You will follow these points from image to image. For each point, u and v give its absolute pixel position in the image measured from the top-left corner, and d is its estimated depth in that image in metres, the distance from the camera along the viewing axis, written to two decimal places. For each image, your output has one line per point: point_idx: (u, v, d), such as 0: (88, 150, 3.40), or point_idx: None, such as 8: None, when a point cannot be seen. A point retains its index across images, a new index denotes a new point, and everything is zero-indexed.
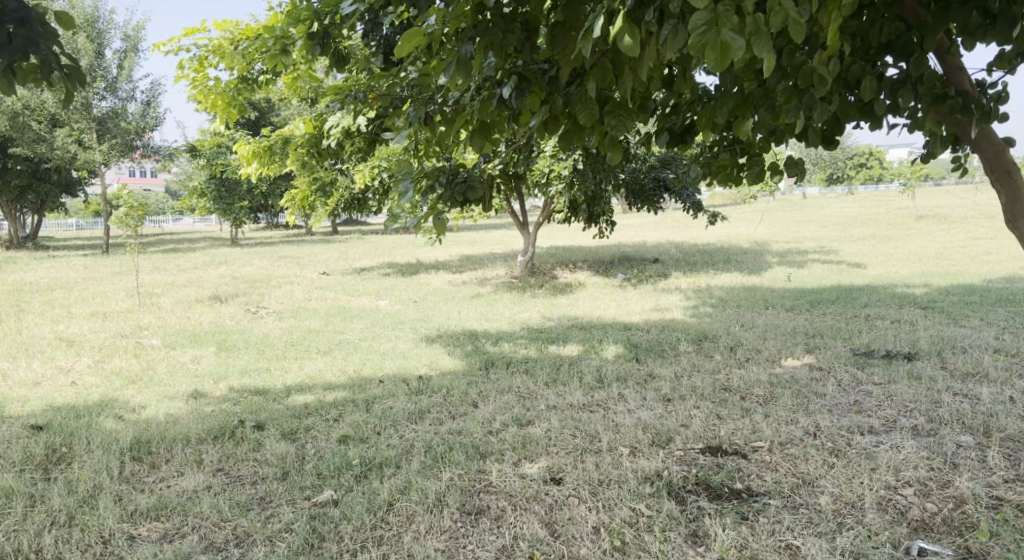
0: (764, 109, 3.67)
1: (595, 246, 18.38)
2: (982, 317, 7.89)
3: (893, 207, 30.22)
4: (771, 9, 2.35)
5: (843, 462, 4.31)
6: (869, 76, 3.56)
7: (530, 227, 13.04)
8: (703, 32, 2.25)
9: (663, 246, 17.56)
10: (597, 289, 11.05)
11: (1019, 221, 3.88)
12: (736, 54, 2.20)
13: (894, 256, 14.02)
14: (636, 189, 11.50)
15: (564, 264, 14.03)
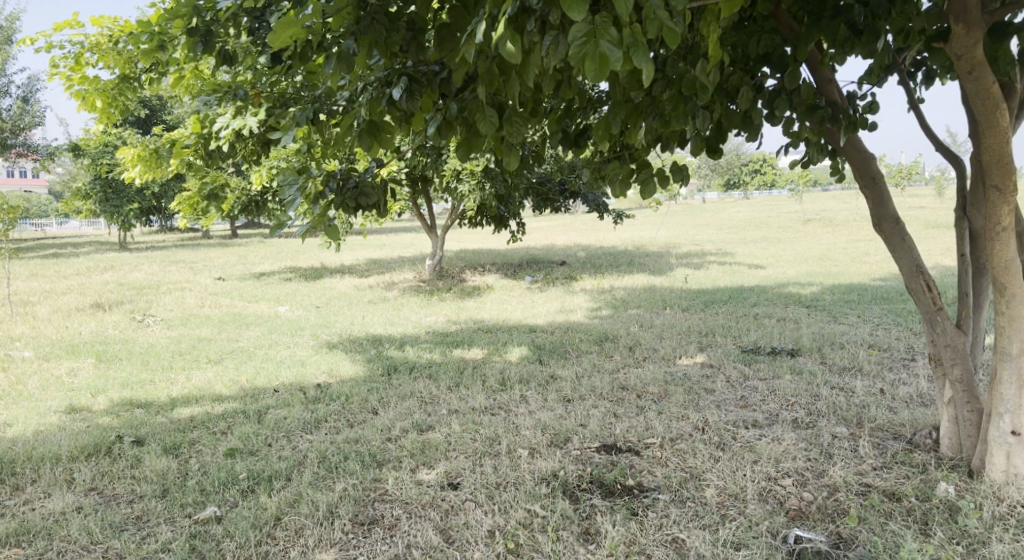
0: (652, 118, 3.74)
1: (502, 248, 18.51)
2: (860, 314, 8.41)
3: (783, 211, 31.70)
4: (648, 22, 2.42)
5: (727, 456, 4.50)
6: (747, 86, 3.70)
7: (437, 229, 13.00)
8: (582, 43, 2.30)
9: (570, 249, 17.83)
10: (502, 292, 11.12)
11: (885, 223, 4.29)
12: (615, 65, 2.26)
13: (784, 258, 14.72)
14: (542, 192, 11.65)
15: (471, 267, 14.05)
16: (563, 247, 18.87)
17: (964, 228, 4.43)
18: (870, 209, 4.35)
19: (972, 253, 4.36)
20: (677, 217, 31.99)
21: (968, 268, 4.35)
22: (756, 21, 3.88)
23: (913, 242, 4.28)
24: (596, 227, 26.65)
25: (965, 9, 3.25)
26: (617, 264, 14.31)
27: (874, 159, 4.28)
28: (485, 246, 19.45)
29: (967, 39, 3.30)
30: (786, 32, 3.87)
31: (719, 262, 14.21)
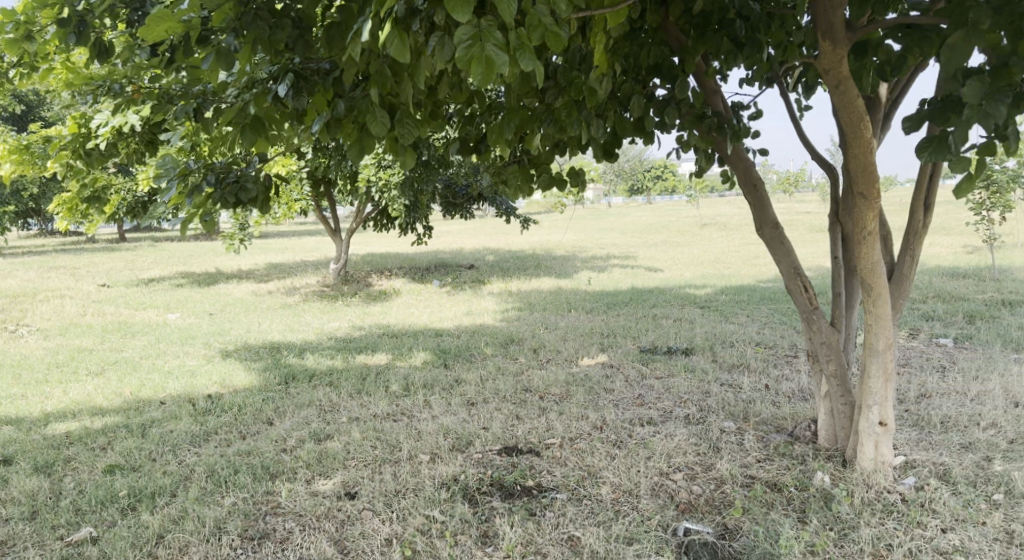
0: (548, 123, 3.77)
1: (409, 252, 18.36)
2: (749, 314, 8.78)
3: (681, 216, 32.73)
4: (532, 26, 2.46)
5: (623, 453, 4.61)
6: (638, 95, 3.78)
7: (340, 233, 12.75)
8: (468, 46, 2.31)
9: (477, 253, 17.84)
10: (408, 296, 11.02)
11: (766, 228, 4.50)
12: (502, 68, 2.27)
13: (682, 260, 15.21)
14: (450, 197, 11.62)
15: (376, 271, 13.88)
16: (471, 250, 18.91)
17: (836, 234, 4.69)
18: (752, 214, 4.55)
19: (844, 256, 4.63)
20: (581, 221, 32.52)
21: (840, 270, 4.61)
22: (647, 31, 4.00)
23: (791, 245, 4.51)
24: (501, 231, 26.81)
25: (832, 26, 3.47)
26: (524, 267, 14.44)
27: (755, 166, 4.48)
28: (392, 250, 19.26)
29: (834, 54, 3.51)
30: (675, 44, 4.00)
31: (621, 265, 14.54)
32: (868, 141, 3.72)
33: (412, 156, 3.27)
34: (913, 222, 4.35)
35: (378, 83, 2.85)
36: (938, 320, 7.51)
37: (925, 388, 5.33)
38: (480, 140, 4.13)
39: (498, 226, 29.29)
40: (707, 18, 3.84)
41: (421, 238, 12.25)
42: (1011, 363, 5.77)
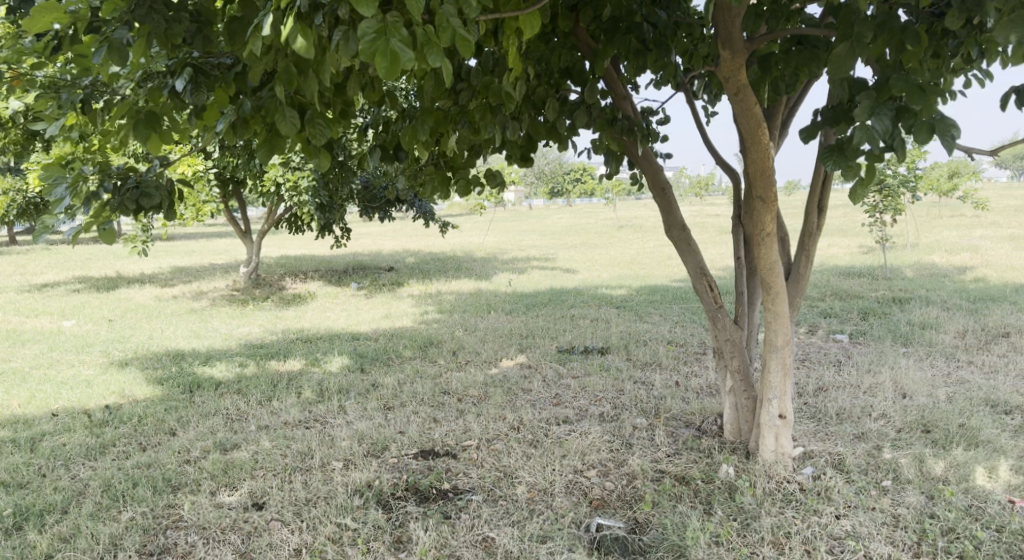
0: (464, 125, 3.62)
1: (326, 254, 18.05)
2: (662, 314, 8.98)
3: (599, 218, 33.24)
4: (441, 25, 2.24)
5: (539, 452, 4.64)
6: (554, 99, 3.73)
7: (252, 235, 12.41)
8: (370, 40, 2.08)
9: (397, 255, 17.66)
10: (324, 299, 10.82)
11: (674, 230, 4.61)
12: (408, 65, 2.06)
13: (600, 261, 15.44)
14: (368, 198, 11.35)
15: (291, 274, 13.59)
16: (392, 252, 18.75)
17: (738, 235, 4.84)
18: (661, 215, 4.66)
19: (746, 256, 4.78)
20: (500, 223, 32.64)
21: (743, 270, 4.76)
22: (557, 35, 3.98)
23: (697, 246, 4.64)
24: (419, 232, 26.65)
25: (730, 35, 3.59)
26: (444, 268, 14.39)
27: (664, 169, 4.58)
28: (309, 252, 18.90)
29: (733, 62, 3.62)
30: (585, 47, 4.03)
31: (542, 267, 14.64)
32: (765, 146, 3.83)
33: (326, 157, 3.21)
34: (808, 224, 4.53)
35: (284, 81, 2.66)
36: (836, 317, 7.86)
37: (822, 382, 5.56)
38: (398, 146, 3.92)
39: (417, 227, 29.11)
40: (616, 23, 3.79)
41: (338, 241, 12.04)
42: (901, 357, 6.07)
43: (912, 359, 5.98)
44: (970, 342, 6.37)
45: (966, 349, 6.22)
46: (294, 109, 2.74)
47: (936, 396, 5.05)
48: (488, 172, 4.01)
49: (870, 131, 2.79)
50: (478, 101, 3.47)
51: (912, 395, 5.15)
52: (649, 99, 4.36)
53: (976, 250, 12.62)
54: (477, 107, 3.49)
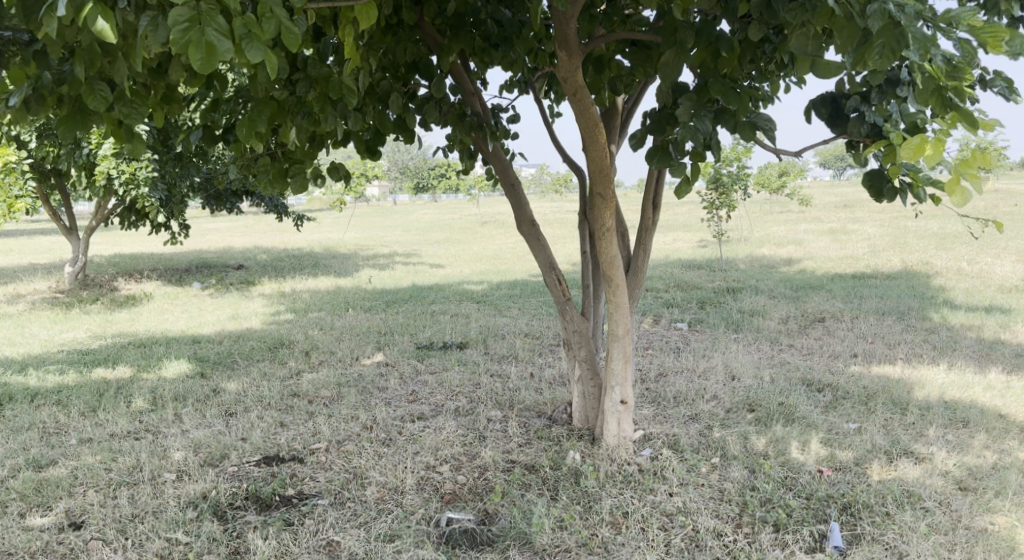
0: (300, 117, 3.33)
1: (168, 252, 17.07)
2: (521, 307, 9.13)
3: (461, 214, 33.33)
4: (263, 15, 2.10)
5: (391, 450, 4.58)
6: (396, 92, 3.54)
7: (78, 231, 11.51)
8: (184, 28, 1.93)
9: (248, 252, 16.98)
10: (163, 300, 10.26)
11: (524, 224, 4.67)
12: (226, 56, 1.93)
13: (462, 256, 15.52)
14: (211, 191, 10.88)
15: (124, 273, 12.78)
16: (243, 248, 18.05)
17: (584, 229, 4.98)
18: (511, 210, 4.70)
19: (591, 249, 4.93)
20: (357, 218, 32.09)
21: (589, 263, 4.90)
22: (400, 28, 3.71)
23: (546, 241, 4.73)
24: (272, 228, 25.77)
25: (566, 36, 3.53)
26: (300, 266, 13.99)
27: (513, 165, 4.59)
28: (150, 250, 17.83)
29: (569, 64, 3.58)
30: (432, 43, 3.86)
31: (403, 262, 14.53)
32: (603, 146, 3.90)
33: (138, 143, 2.86)
34: (644, 219, 4.73)
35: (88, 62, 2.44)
36: (679, 307, 8.27)
37: (663, 368, 5.84)
38: (227, 129, 3.69)
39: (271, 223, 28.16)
40: (462, 20, 3.72)
41: (178, 238, 11.40)
42: (733, 343, 6.47)
43: (743, 344, 6.39)
44: (793, 327, 6.88)
45: (789, 333, 6.71)
46: (106, 90, 2.53)
47: (762, 378, 5.43)
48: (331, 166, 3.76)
49: (693, 132, 2.95)
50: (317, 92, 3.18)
51: (740, 377, 5.51)
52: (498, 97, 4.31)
53: (802, 242, 13.64)
54: (316, 99, 3.21)
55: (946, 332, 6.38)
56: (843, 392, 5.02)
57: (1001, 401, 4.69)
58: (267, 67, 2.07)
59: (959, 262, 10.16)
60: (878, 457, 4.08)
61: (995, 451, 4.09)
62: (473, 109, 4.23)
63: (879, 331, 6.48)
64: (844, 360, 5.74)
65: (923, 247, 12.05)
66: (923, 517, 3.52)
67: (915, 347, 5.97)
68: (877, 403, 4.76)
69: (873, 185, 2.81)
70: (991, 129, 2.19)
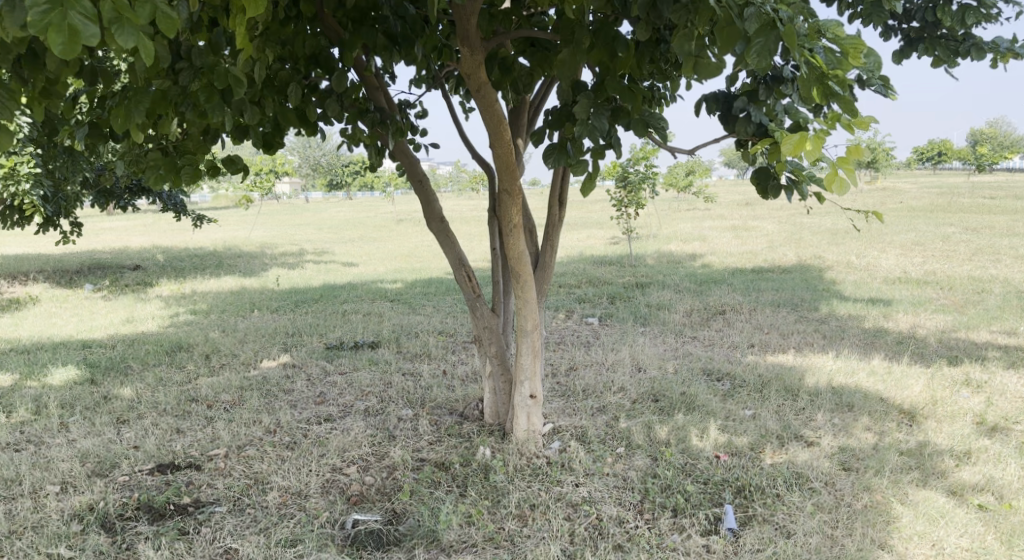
0: (184, 107, 3.19)
1: (59, 252, 16.24)
2: (434, 305, 9.08)
3: (375, 212, 32.89)
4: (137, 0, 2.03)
5: (295, 454, 4.48)
6: (294, 84, 3.42)
7: None
8: (44, 10, 1.84)
9: (145, 252, 16.32)
10: (52, 304, 9.76)
11: (433, 220, 4.57)
12: (91, 41, 1.84)
13: (375, 255, 15.33)
14: (103, 189, 10.42)
15: (9, 276, 12.10)
16: (141, 248, 17.33)
17: (493, 226, 4.95)
18: (420, 207, 4.60)
19: (500, 246, 4.89)
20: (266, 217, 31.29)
21: (498, 260, 4.86)
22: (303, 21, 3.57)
23: (456, 237, 4.65)
24: (174, 227, 24.86)
25: (468, 32, 3.49)
26: (202, 266, 13.53)
27: (420, 161, 4.50)
28: (40, 251, 16.92)
29: (472, 60, 3.56)
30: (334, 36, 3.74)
31: (313, 261, 14.24)
32: (508, 142, 3.86)
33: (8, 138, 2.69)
34: (551, 216, 4.75)
35: None
36: (589, 302, 8.38)
37: (573, 362, 5.91)
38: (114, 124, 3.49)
39: (175, 222, 27.16)
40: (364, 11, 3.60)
41: (68, 237, 10.87)
42: (639, 336, 6.61)
43: (649, 338, 6.53)
44: (697, 320, 7.08)
45: (693, 326, 6.90)
46: None
47: (666, 369, 5.56)
48: (226, 159, 3.62)
49: (592, 130, 2.97)
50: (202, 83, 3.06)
51: (646, 369, 5.63)
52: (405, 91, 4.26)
53: (706, 239, 14.06)
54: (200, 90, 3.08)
55: (836, 322, 6.68)
56: (741, 380, 5.21)
57: (882, 385, 4.96)
58: (139, 54, 1.99)
59: (848, 256, 10.67)
60: (770, 442, 4.25)
61: (875, 432, 4.32)
62: (376, 104, 4.16)
63: (775, 322, 6.73)
64: (741, 351, 5.95)
65: (817, 242, 12.60)
66: (810, 497, 3.69)
67: (807, 336, 6.24)
68: (771, 390, 4.95)
69: (761, 182, 2.93)
70: (865, 127, 2.28)
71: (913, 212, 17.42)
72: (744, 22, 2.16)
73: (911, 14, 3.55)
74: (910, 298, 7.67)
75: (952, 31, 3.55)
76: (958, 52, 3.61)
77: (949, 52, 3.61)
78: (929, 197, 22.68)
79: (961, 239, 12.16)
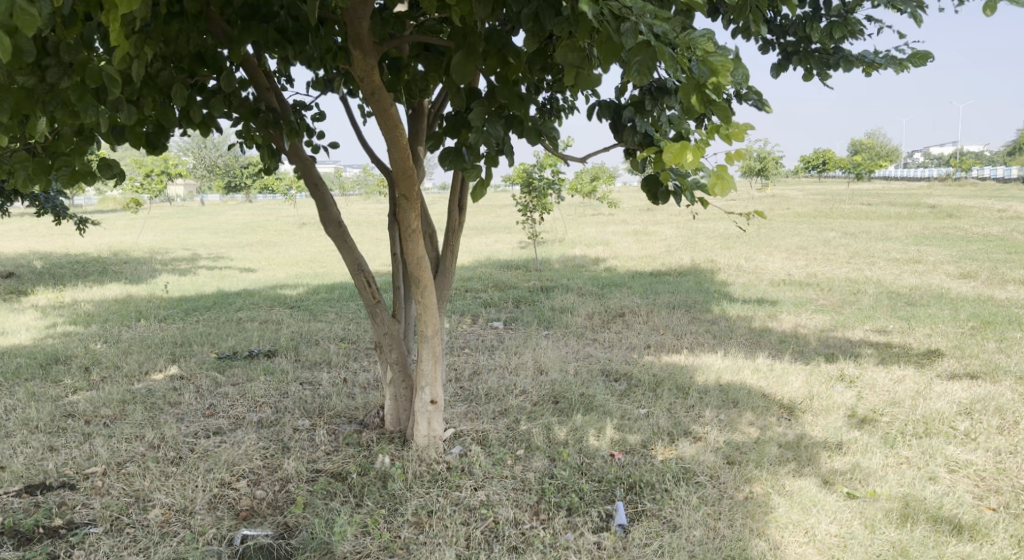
0: (53, 107, 3.06)
1: None
2: (336, 311, 8.94)
3: (277, 216, 32.10)
4: None
5: (180, 469, 4.31)
6: (177, 84, 3.32)
7: None
8: None
9: (22, 258, 15.42)
10: None
11: (332, 224, 4.50)
12: None
13: (274, 260, 14.97)
14: None
15: None
16: (19, 254, 16.38)
17: (393, 231, 4.92)
18: (317, 211, 4.52)
19: (400, 251, 4.86)
20: (161, 220, 30.10)
21: (397, 265, 4.82)
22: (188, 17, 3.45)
23: (354, 243, 4.60)
24: (58, 231, 23.60)
25: (359, 36, 3.47)
26: (86, 273, 12.90)
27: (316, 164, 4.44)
28: None
29: (364, 63, 3.52)
30: (218, 33, 3.63)
31: (208, 267, 13.78)
32: (405, 146, 3.83)
33: None
34: (451, 221, 4.75)
35: None
36: (494, 306, 8.43)
37: (476, 366, 5.92)
38: None
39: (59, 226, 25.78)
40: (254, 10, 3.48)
41: None
42: (542, 339, 6.69)
43: (551, 340, 6.62)
44: (597, 322, 7.23)
45: (593, 328, 7.03)
46: None
47: (566, 371, 5.64)
48: (100, 163, 3.46)
49: (486, 136, 2.99)
50: (72, 82, 2.92)
51: (547, 371, 5.70)
52: (306, 91, 4.27)
53: (609, 243, 14.35)
54: (70, 89, 2.96)
55: (726, 322, 6.94)
56: (637, 380, 5.35)
57: (765, 382, 5.18)
58: None
59: (739, 259, 11.10)
60: (661, 438, 4.38)
61: (757, 427, 4.51)
62: (268, 105, 4.07)
63: (670, 323, 6.93)
64: (638, 352, 6.10)
65: (712, 246, 13.04)
66: (696, 491, 3.81)
67: (699, 337, 6.45)
68: (664, 389, 5.09)
69: (651, 190, 3.01)
70: (741, 137, 2.36)
71: (802, 218, 18.30)
72: (621, 38, 2.20)
73: (785, 28, 3.77)
74: (794, 299, 8.04)
75: (824, 44, 3.74)
76: (829, 66, 3.78)
77: (821, 65, 3.78)
78: (816, 203, 23.88)
79: (841, 243, 12.83)
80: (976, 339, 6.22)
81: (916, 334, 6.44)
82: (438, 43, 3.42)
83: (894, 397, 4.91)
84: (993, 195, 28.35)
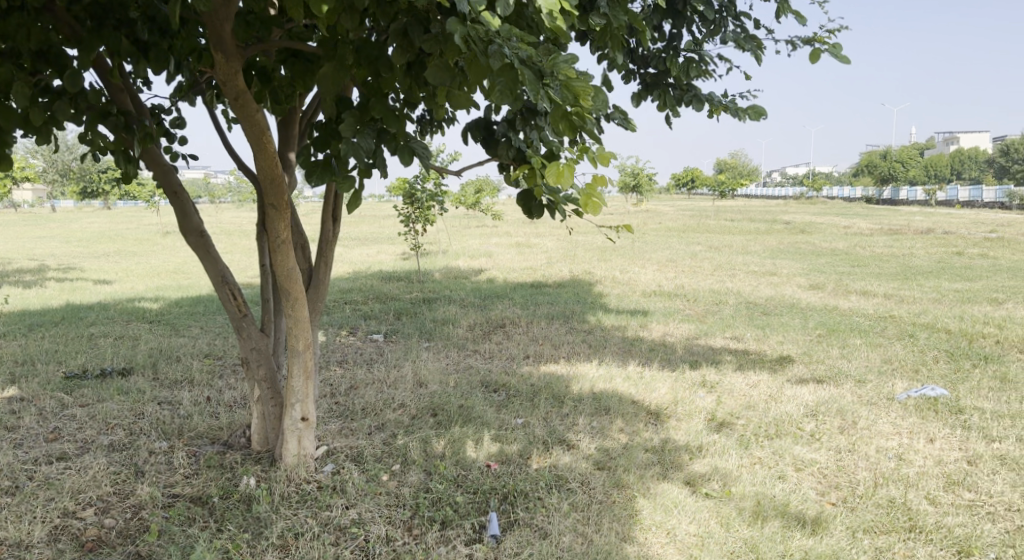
0: None
1: None
2: (201, 326, 8.59)
3: (142, 223, 30.55)
4: None
5: (16, 499, 4.04)
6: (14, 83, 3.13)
7: None
8: None
9: None
10: None
11: (194, 233, 4.33)
12: None
13: (134, 271, 14.23)
14: None
15: None
16: None
17: (262, 243, 4.79)
18: (177, 220, 4.34)
19: (269, 263, 4.74)
20: None
21: (266, 277, 4.69)
22: (28, 12, 3.22)
23: (218, 253, 4.44)
24: None
25: (221, 39, 3.37)
26: None
27: (176, 172, 4.28)
28: None
29: (227, 67, 3.42)
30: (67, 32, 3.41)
31: (59, 279, 12.93)
32: (273, 154, 3.73)
33: None
34: (325, 232, 4.67)
35: None
36: (374, 318, 8.35)
37: (354, 380, 5.83)
38: None
39: None
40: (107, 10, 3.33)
41: None
42: (422, 351, 6.68)
43: (431, 352, 6.61)
44: (477, 333, 7.29)
45: (472, 339, 7.08)
46: None
47: (444, 384, 5.65)
48: None
49: (357, 148, 2.94)
50: None
51: (427, 384, 5.68)
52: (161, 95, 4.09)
53: (491, 254, 14.47)
54: None
55: (601, 332, 7.15)
56: (515, 390, 5.42)
57: (635, 390, 5.36)
58: None
59: (614, 271, 11.46)
60: (537, 447, 4.46)
61: (627, 433, 4.66)
62: (120, 108, 3.89)
63: (547, 334, 7.06)
64: (517, 362, 6.19)
65: (589, 258, 13.39)
66: (567, 497, 3.91)
67: (575, 347, 6.60)
68: (540, 398, 5.18)
69: (526, 204, 3.04)
70: (608, 160, 2.48)
71: (674, 232, 19.10)
72: (488, 59, 2.26)
73: (647, 60, 3.99)
74: (663, 309, 8.37)
75: (678, 80, 3.96)
76: (680, 103, 4.01)
77: (674, 100, 4.00)
78: (687, 217, 25.03)
79: (708, 256, 13.47)
80: (823, 345, 6.67)
81: (771, 341, 6.84)
82: (309, 50, 3.36)
83: (750, 400, 5.19)
84: (844, 213, 30.50)
